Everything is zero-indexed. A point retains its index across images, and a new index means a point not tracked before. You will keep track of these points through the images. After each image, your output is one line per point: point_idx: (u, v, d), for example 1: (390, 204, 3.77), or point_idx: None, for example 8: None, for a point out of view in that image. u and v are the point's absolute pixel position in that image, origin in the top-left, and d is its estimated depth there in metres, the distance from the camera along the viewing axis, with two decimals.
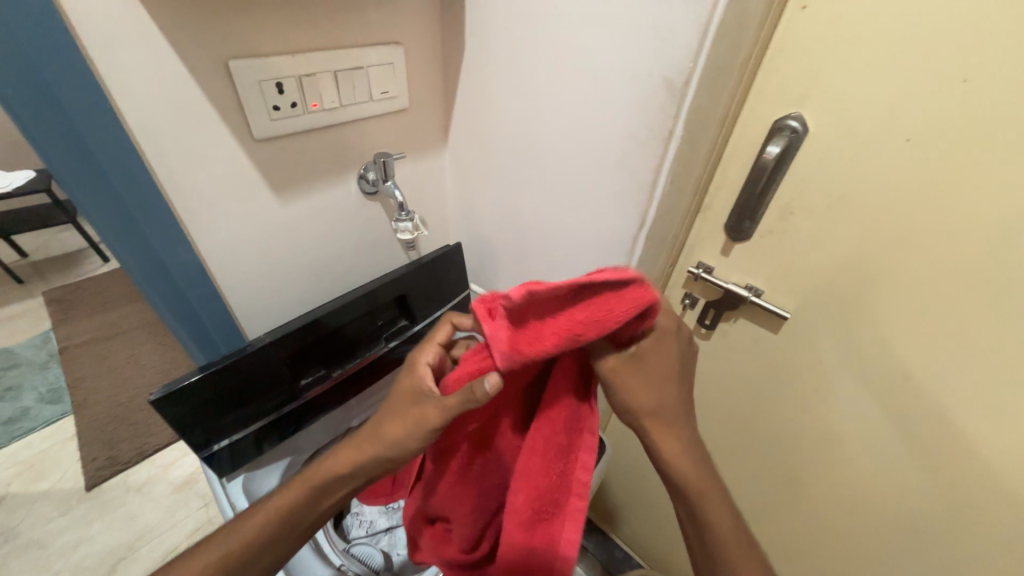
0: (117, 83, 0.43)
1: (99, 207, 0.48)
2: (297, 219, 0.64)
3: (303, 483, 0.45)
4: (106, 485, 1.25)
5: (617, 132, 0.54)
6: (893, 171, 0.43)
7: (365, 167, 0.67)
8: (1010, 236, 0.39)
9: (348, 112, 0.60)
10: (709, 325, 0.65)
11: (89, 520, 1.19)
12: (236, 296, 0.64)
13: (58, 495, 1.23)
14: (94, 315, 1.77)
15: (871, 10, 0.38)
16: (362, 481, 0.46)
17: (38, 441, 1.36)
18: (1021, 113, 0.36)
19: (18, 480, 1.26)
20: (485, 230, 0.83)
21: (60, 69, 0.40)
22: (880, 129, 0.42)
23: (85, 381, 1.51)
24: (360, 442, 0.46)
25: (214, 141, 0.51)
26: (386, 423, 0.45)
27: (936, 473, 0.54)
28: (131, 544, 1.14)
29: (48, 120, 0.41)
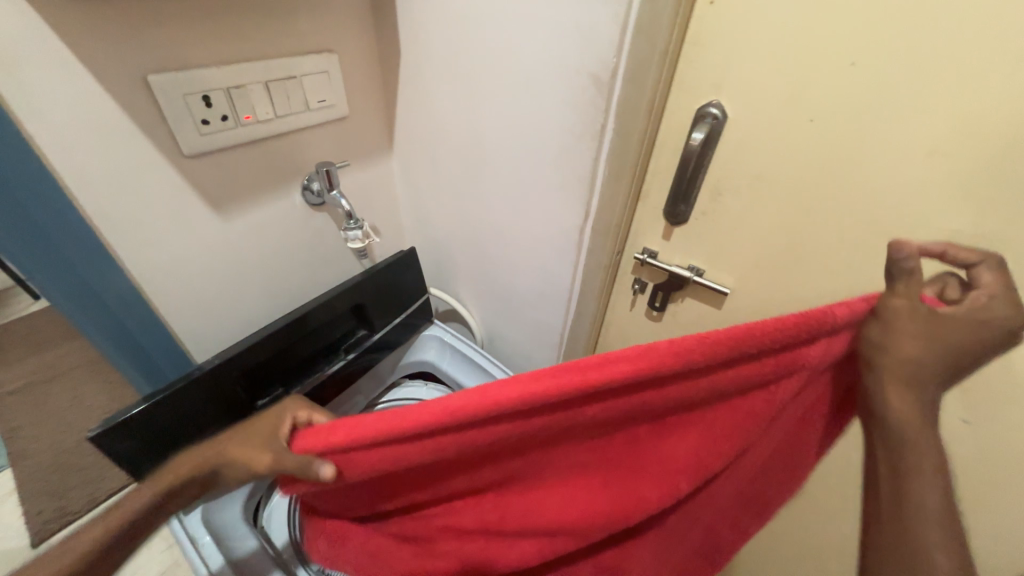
0: (24, 106, 0.41)
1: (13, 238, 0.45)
2: (239, 236, 0.62)
3: (123, 518, 0.40)
4: (54, 540, 1.16)
5: (553, 128, 0.56)
6: (803, 148, 0.46)
7: (308, 177, 0.66)
8: (905, 201, 0.44)
9: (286, 123, 0.59)
10: (659, 307, 0.68)
11: None
12: (180, 320, 0.61)
13: None
14: (28, 358, 1.64)
15: (766, 4, 0.41)
16: (188, 493, 0.42)
17: None
18: (902, 89, 0.40)
19: None
20: (440, 233, 0.83)
21: None
22: (788, 111, 0.45)
23: (22, 430, 1.40)
24: (197, 465, 0.42)
25: (139, 160, 0.49)
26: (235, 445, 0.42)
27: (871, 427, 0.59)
28: None
29: None
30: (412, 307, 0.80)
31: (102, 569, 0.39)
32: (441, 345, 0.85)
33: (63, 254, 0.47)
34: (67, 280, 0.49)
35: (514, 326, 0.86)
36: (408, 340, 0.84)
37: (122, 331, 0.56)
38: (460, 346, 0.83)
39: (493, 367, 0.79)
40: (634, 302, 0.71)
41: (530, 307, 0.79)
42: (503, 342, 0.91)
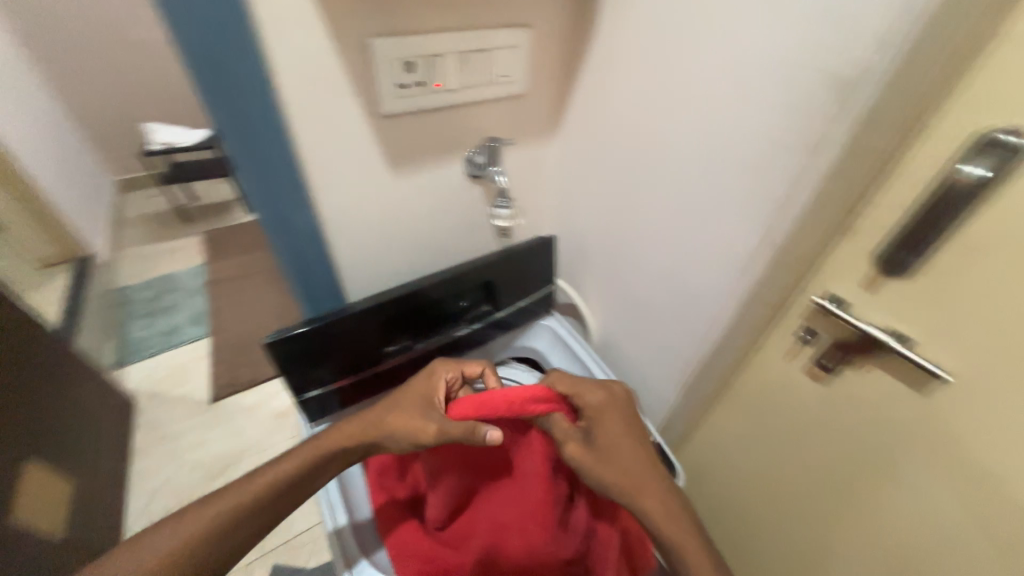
0: (276, 56, 0.48)
1: (247, 168, 0.53)
2: (406, 195, 0.67)
3: (309, 454, 0.54)
4: (225, 402, 1.49)
5: (754, 134, 0.48)
6: None
7: (474, 150, 0.67)
8: None
9: (468, 95, 0.61)
10: (830, 367, 0.56)
11: (209, 427, 1.42)
12: (344, 260, 0.69)
13: (191, 401, 1.49)
14: (236, 257, 2.09)
15: None
16: (351, 457, 0.56)
17: (182, 353, 1.64)
18: None
19: (165, 382, 1.55)
20: (583, 225, 0.80)
21: (234, 41, 0.44)
22: None
23: (222, 311, 1.80)
24: (363, 425, 0.57)
25: (346, 113, 0.55)
26: (391, 419, 0.56)
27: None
28: (236, 455, 1.34)
29: (219, 89, 0.46)
30: (538, 294, 0.79)
31: (284, 500, 0.52)
32: (555, 338, 0.83)
33: (277, 188, 0.55)
34: (273, 211, 0.57)
35: (638, 338, 0.80)
36: (525, 326, 0.83)
37: (303, 262, 0.65)
38: (575, 344, 0.80)
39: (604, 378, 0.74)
40: (795, 351, 0.60)
41: (664, 324, 0.73)
42: (620, 350, 0.86)
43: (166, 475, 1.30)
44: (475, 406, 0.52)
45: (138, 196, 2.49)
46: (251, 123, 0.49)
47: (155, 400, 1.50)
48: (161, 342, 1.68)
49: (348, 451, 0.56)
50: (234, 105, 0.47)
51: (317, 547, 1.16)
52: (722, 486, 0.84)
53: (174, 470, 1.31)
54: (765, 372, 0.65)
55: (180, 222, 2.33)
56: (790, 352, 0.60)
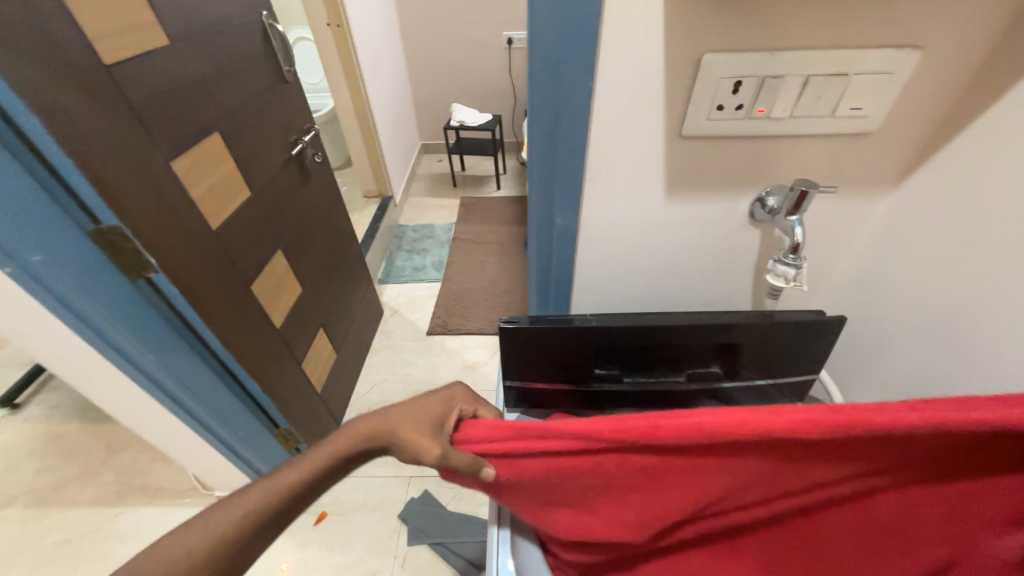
0: (605, 67, 0.48)
1: (540, 165, 0.57)
2: (670, 223, 0.61)
3: (308, 465, 0.44)
4: (435, 339, 1.78)
5: None
6: None
7: (770, 189, 0.56)
8: None
9: (795, 125, 0.50)
10: None
11: (420, 353, 1.73)
12: (583, 269, 0.68)
13: (415, 328, 1.84)
14: (479, 224, 2.45)
15: None
16: (363, 458, 0.45)
17: (421, 288, 2.04)
18: None
19: (404, 306, 1.95)
20: (903, 311, 0.59)
21: (577, 50, 0.45)
22: None
23: (456, 265, 2.15)
24: (369, 428, 0.44)
25: (646, 129, 0.52)
26: (402, 433, 0.43)
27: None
28: (430, 385, 1.60)
29: (548, 91, 0.49)
30: (785, 375, 0.64)
31: (289, 512, 0.44)
32: None
33: (556, 189, 0.58)
34: (546, 206, 0.61)
35: None
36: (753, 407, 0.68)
37: (549, 260, 0.67)
38: None
39: None
40: None
41: None
42: None
43: (384, 376, 1.66)
44: (520, 438, 0.40)
45: (431, 157, 3.18)
46: (560, 126, 0.52)
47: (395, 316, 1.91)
48: (411, 275, 2.12)
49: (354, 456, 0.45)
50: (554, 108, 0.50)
51: (459, 496, 1.30)
52: None
53: (389, 375, 1.66)
54: None
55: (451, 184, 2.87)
56: None
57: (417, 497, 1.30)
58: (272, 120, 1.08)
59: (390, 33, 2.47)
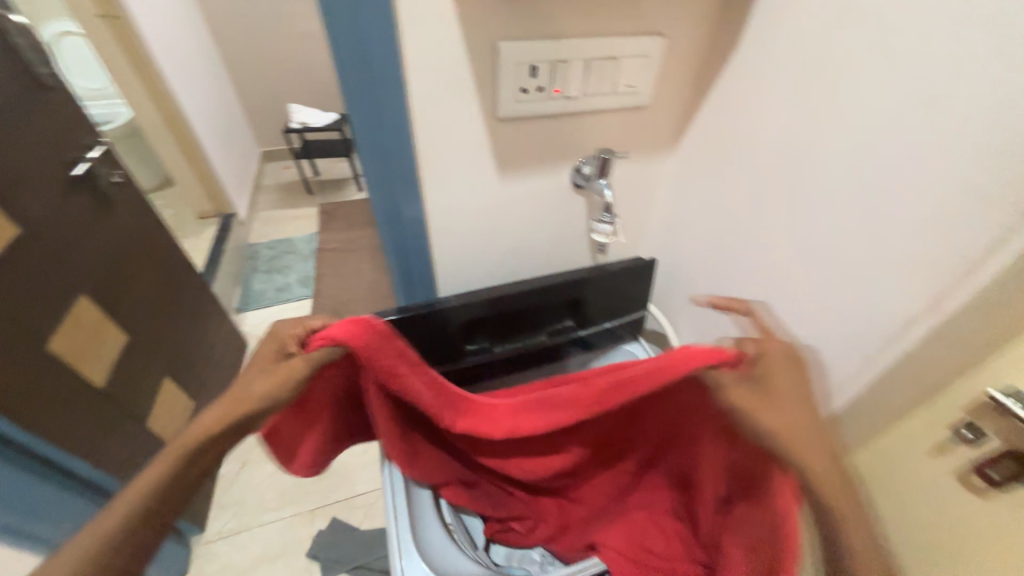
0: (413, 55, 0.49)
1: (375, 157, 0.57)
2: (510, 199, 0.66)
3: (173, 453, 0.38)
4: None
5: (937, 181, 0.39)
6: None
7: (583, 160, 0.65)
8: None
9: (589, 103, 0.58)
10: (997, 478, 0.45)
11: None
12: (441, 255, 0.70)
13: None
14: (344, 231, 2.30)
15: None
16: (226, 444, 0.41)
17: (289, 310, 1.85)
18: None
19: None
20: (693, 250, 0.74)
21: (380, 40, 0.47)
22: None
23: (326, 278, 2.00)
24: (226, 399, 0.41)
25: (466, 113, 0.56)
26: (257, 381, 0.42)
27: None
28: None
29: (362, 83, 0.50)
30: (625, 315, 0.75)
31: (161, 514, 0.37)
32: None
33: (395, 180, 0.59)
34: (389, 198, 0.62)
35: None
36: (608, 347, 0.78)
37: (405, 252, 0.68)
38: None
39: None
40: (942, 448, 0.49)
41: None
42: None
43: None
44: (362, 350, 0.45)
45: (276, 165, 2.86)
46: (383, 116, 0.53)
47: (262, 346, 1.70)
48: (274, 297, 1.91)
49: (217, 437, 0.40)
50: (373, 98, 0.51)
51: (373, 512, 1.24)
52: None
53: None
54: None
55: (305, 193, 2.63)
56: (937, 449, 0.49)
57: (325, 528, 1.21)
58: (34, 136, 0.86)
59: (192, 27, 2.13)
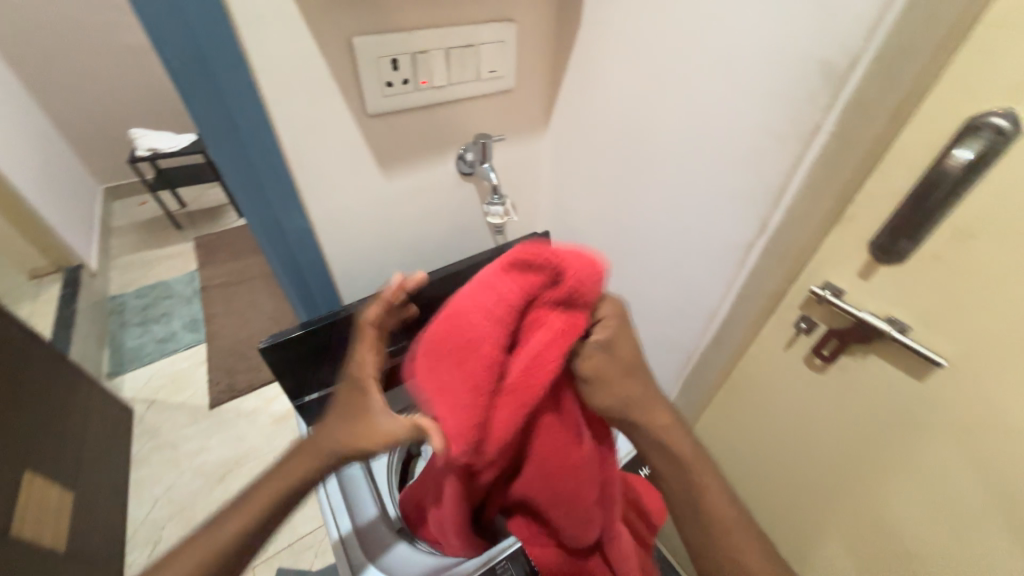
0: (259, 57, 0.47)
1: (237, 169, 0.53)
2: (398, 195, 0.66)
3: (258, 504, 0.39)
4: (223, 408, 1.48)
5: (745, 125, 0.47)
6: None
7: (464, 147, 0.67)
8: None
9: (457, 91, 0.60)
10: (827, 355, 0.56)
11: (208, 434, 1.41)
12: (338, 262, 0.68)
13: (188, 409, 1.48)
14: (229, 263, 2.07)
15: None
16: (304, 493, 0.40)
17: (178, 361, 1.63)
18: None
19: (162, 391, 1.53)
20: (577, 219, 0.80)
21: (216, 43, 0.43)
22: None
23: (217, 317, 1.79)
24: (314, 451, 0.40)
25: (332, 113, 0.54)
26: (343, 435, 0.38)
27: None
28: (236, 461, 1.34)
29: (203, 91, 0.46)
30: None
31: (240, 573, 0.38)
32: None
33: (267, 191, 0.55)
34: (265, 212, 0.57)
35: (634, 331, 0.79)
36: None
37: (297, 264, 0.64)
38: None
39: None
40: (792, 342, 0.60)
41: (662, 317, 0.71)
42: None
43: (166, 484, 1.30)
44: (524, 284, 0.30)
45: (128, 202, 2.47)
46: (238, 125, 0.49)
47: (152, 409, 1.48)
48: (156, 350, 1.66)
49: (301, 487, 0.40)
50: (221, 107, 0.47)
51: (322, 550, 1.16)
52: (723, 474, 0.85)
53: (174, 479, 1.31)
54: (765, 360, 0.65)
55: (171, 228, 2.31)
56: (789, 343, 0.60)
57: None
58: None
59: None
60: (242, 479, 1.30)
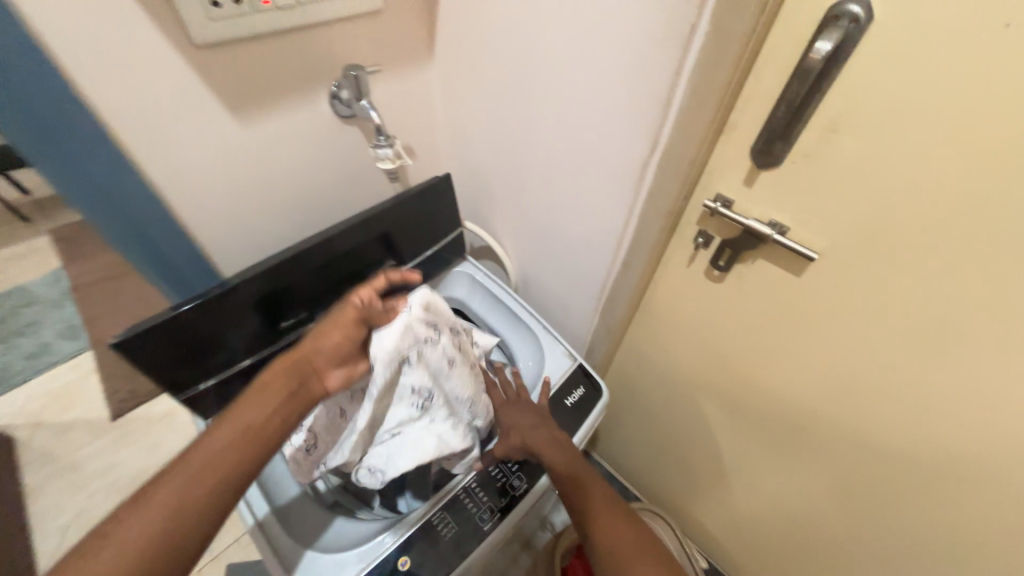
0: (71, 58, 0.41)
1: (100, 216, 0.50)
2: (255, 144, 0.57)
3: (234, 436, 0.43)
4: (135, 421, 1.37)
5: (631, 32, 0.44)
6: (952, 76, 0.35)
7: (338, 83, 0.59)
8: None
9: (311, 11, 0.51)
10: (723, 266, 0.59)
11: (118, 449, 1.32)
12: (206, 234, 0.60)
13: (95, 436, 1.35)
14: (100, 257, 1.85)
15: None
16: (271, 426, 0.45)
17: (41, 402, 1.40)
18: None
19: (51, 411, 1.38)
20: (481, 158, 0.76)
21: None
22: (956, 29, 0.33)
23: (99, 322, 1.60)
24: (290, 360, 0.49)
25: (172, 77, 0.47)
26: (241, 406, 0.45)
27: (964, 429, 0.51)
28: None
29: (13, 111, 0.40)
30: (445, 239, 0.73)
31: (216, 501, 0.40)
32: (472, 285, 0.79)
33: (144, 231, 0.54)
34: (143, 244, 0.55)
35: (549, 270, 0.79)
36: (439, 274, 0.78)
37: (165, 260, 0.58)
38: (493, 287, 0.77)
39: (525, 314, 0.74)
40: (693, 257, 0.63)
41: (572, 251, 0.71)
42: (539, 286, 0.85)
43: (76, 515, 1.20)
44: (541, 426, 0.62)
45: None
46: (82, 162, 0.46)
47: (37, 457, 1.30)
48: (33, 368, 1.47)
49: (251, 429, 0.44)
50: (41, 131, 0.42)
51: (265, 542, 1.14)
52: (646, 389, 0.92)
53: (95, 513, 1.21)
54: (673, 281, 0.68)
55: (16, 223, 2.02)
56: (691, 258, 0.63)
57: None
58: None
59: None
60: None
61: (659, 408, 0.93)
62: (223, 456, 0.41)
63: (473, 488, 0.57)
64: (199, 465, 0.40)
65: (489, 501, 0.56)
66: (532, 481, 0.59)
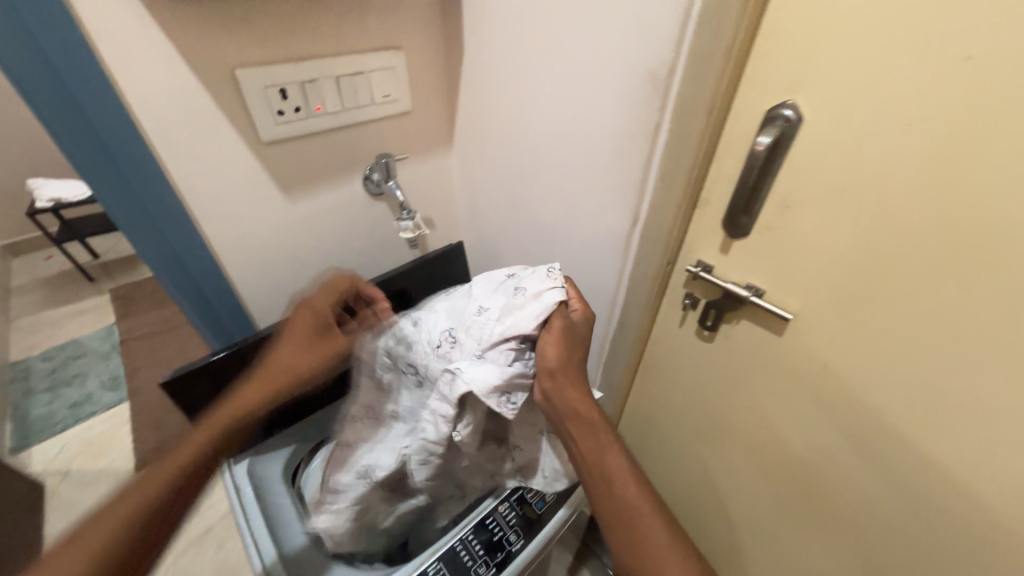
0: (169, 153, 0.53)
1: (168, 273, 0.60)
2: (298, 216, 0.68)
3: (210, 429, 0.48)
4: None
5: (608, 128, 0.53)
6: (874, 163, 0.41)
7: (370, 168, 0.70)
8: (986, 228, 0.37)
9: (352, 114, 0.63)
10: (711, 326, 0.63)
11: None
12: (250, 292, 0.70)
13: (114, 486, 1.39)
14: (150, 313, 2.02)
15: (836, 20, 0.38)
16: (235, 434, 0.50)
17: (74, 447, 1.48)
18: (999, 108, 0.34)
19: (81, 458, 1.45)
20: (491, 228, 0.85)
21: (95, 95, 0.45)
22: (870, 127, 0.40)
23: (141, 373, 1.71)
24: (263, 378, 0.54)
25: (240, 164, 0.58)
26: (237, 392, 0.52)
27: (966, 502, 0.49)
28: None
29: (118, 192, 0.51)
30: None
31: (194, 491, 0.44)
32: None
33: (201, 285, 0.64)
34: (196, 297, 0.64)
35: None
36: None
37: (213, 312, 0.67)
38: None
39: None
40: (684, 318, 0.67)
41: None
42: None
43: None
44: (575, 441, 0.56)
45: (33, 267, 2.37)
46: (162, 230, 0.56)
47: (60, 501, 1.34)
48: (73, 415, 1.57)
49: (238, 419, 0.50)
50: (137, 207, 0.53)
51: None
52: (654, 453, 0.91)
53: None
54: (668, 341, 0.72)
55: (84, 282, 2.26)
56: (682, 319, 0.67)
57: None
58: None
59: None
60: (175, 544, 1.22)
61: (667, 474, 0.91)
62: (201, 451, 0.46)
63: (470, 539, 0.57)
64: (178, 459, 0.44)
65: (484, 555, 0.56)
66: (529, 537, 0.59)
